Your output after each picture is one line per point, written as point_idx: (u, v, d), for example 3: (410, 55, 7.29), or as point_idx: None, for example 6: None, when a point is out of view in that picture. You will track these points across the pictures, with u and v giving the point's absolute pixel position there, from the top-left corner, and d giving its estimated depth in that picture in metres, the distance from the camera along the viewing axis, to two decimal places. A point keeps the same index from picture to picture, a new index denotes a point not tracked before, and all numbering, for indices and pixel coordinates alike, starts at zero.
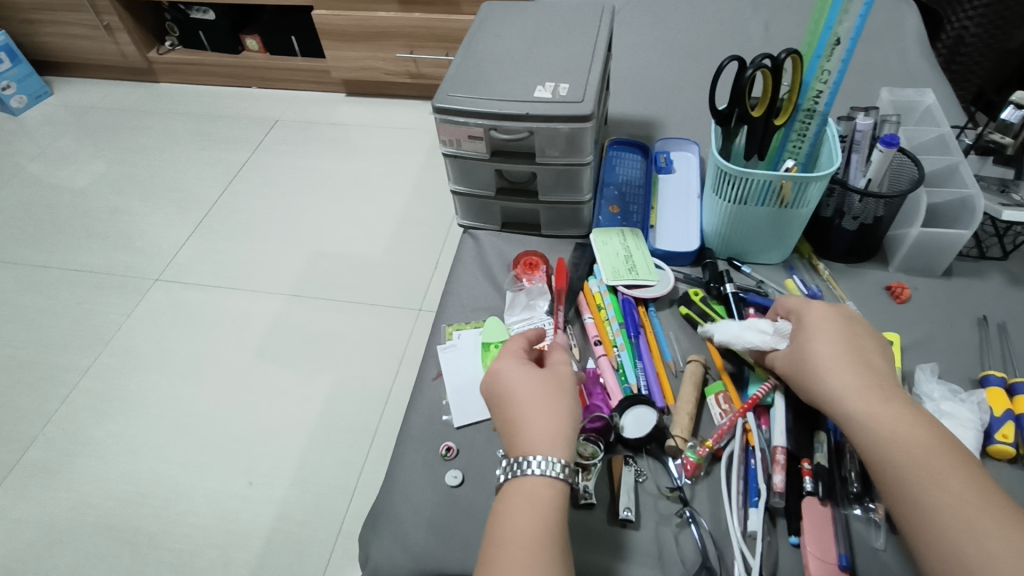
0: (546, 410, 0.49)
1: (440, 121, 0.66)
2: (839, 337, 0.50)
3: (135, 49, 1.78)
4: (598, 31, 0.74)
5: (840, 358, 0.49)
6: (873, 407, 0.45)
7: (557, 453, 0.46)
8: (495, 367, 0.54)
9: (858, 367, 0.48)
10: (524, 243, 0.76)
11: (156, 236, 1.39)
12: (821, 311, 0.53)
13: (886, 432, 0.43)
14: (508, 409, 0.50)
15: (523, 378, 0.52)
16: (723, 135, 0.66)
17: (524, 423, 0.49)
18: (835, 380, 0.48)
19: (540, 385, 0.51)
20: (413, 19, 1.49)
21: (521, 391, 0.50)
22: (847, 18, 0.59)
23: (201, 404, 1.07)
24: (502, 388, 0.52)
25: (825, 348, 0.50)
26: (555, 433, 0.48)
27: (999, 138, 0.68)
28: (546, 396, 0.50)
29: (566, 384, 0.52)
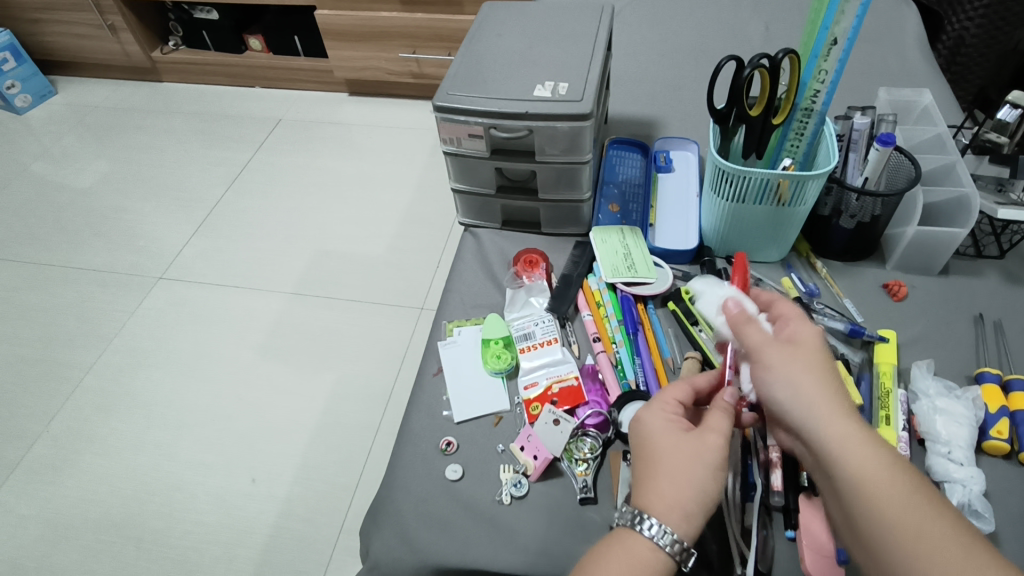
0: (686, 475, 0.43)
1: (440, 120, 0.67)
2: (821, 357, 0.42)
3: (138, 49, 1.79)
4: (598, 30, 0.75)
5: (823, 384, 0.40)
6: (861, 448, 0.37)
7: (672, 528, 0.41)
8: (654, 406, 0.48)
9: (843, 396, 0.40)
10: (524, 241, 0.77)
11: (159, 235, 1.40)
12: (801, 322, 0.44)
13: (878, 486, 0.35)
14: (643, 457, 0.45)
15: (666, 429, 0.45)
16: (721, 134, 0.67)
17: (648, 477, 0.44)
18: (818, 410, 0.39)
19: (680, 441, 0.44)
20: (415, 19, 1.49)
21: (663, 447, 0.44)
22: (843, 18, 0.59)
23: (204, 401, 1.08)
24: (642, 432, 0.46)
25: (805, 367, 0.41)
26: (678, 504, 0.42)
27: (995, 137, 0.68)
28: (684, 459, 0.43)
29: (715, 451, 0.43)
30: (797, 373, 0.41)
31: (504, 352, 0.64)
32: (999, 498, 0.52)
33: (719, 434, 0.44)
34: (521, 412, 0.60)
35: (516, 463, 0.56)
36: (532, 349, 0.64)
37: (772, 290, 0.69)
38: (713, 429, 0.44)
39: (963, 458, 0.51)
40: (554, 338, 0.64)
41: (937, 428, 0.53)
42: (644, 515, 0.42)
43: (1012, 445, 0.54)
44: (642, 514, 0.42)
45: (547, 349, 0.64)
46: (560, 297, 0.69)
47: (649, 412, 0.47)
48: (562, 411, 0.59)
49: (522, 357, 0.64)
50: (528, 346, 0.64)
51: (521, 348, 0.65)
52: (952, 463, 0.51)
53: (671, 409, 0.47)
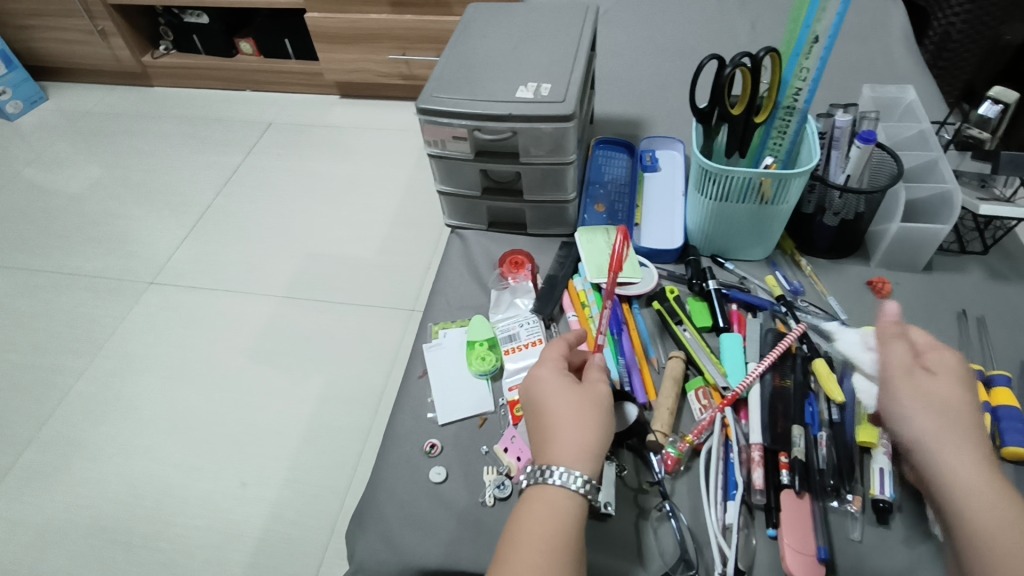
0: (582, 425, 0.47)
1: (424, 122, 0.67)
2: (950, 390, 0.46)
3: (129, 53, 1.79)
4: (582, 31, 0.75)
5: (943, 412, 0.44)
6: (973, 473, 0.41)
7: (583, 471, 0.44)
8: (537, 368, 0.52)
9: (963, 426, 0.44)
10: (510, 243, 0.77)
11: (151, 239, 1.40)
12: (946, 352, 0.48)
13: (979, 504, 0.40)
14: (541, 416, 0.49)
15: (560, 382, 0.50)
16: (704, 133, 0.67)
17: (553, 432, 0.47)
18: (934, 436, 0.44)
19: (575, 393, 0.49)
20: (405, 21, 1.50)
21: (553, 403, 0.48)
22: (825, 15, 0.59)
23: (195, 406, 1.08)
24: (537, 390, 0.50)
25: (936, 397, 0.45)
26: (581, 450, 0.45)
27: (978, 133, 0.69)
28: (582, 407, 0.48)
29: (603, 396, 0.49)
30: (928, 400, 0.45)
31: (489, 353, 0.64)
32: None
33: (602, 382, 0.51)
34: (506, 414, 0.60)
35: (500, 465, 0.57)
36: (517, 350, 0.64)
37: (757, 289, 0.69)
38: (597, 379, 0.51)
39: None
40: (539, 339, 0.64)
41: None
42: (553, 468, 0.44)
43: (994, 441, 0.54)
44: (551, 467, 0.44)
45: (532, 350, 0.64)
46: (544, 297, 0.69)
47: (533, 376, 0.51)
48: None
49: (508, 358, 0.64)
50: (512, 348, 0.64)
51: (507, 350, 0.64)
52: None
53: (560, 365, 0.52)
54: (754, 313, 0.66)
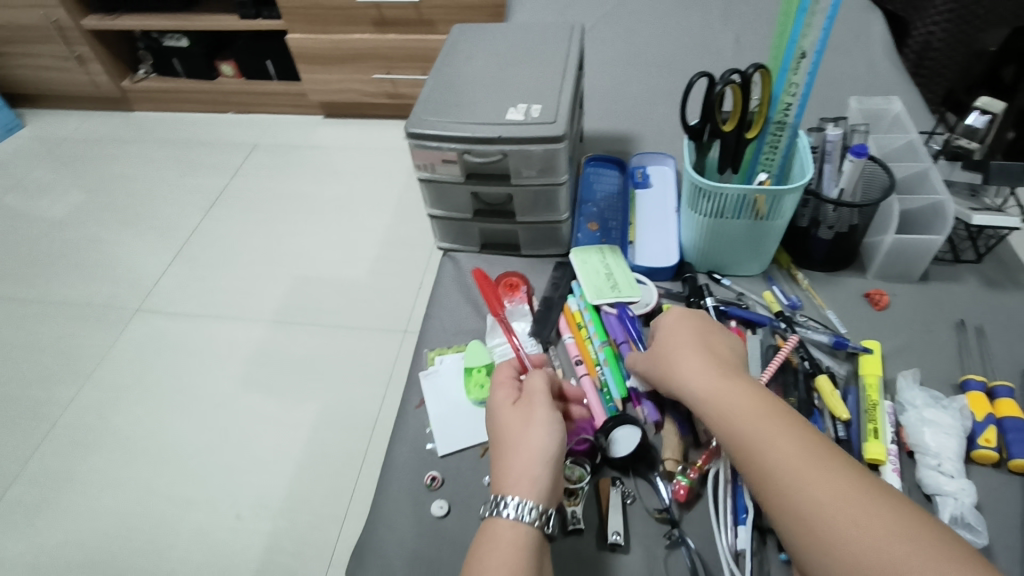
0: (529, 442, 0.46)
1: (413, 146, 0.66)
2: (686, 339, 0.53)
3: (108, 78, 1.77)
4: (569, 50, 0.75)
5: (688, 355, 0.51)
6: (718, 393, 0.47)
7: (525, 496, 0.43)
8: (494, 393, 0.52)
9: (703, 359, 0.51)
10: (504, 264, 0.76)
11: (135, 266, 1.37)
12: (672, 317, 0.56)
13: (738, 416, 0.45)
14: (494, 442, 0.49)
15: (502, 408, 0.50)
16: (696, 149, 0.66)
17: (501, 457, 0.47)
18: (687, 373, 0.50)
19: (512, 416, 0.49)
20: (389, 40, 1.50)
21: (504, 425, 0.48)
22: (811, 32, 0.60)
23: (185, 437, 1.05)
24: (490, 416, 0.50)
25: (673, 348, 0.53)
26: (527, 472, 0.45)
27: (966, 143, 0.70)
28: (520, 429, 0.47)
29: (542, 409, 0.48)
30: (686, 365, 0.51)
31: (488, 380, 0.62)
32: (989, 509, 0.51)
33: (541, 395, 0.50)
34: None
35: None
36: None
37: (754, 305, 0.68)
38: (537, 392, 0.50)
39: (953, 470, 0.51)
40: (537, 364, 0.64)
41: (926, 440, 0.53)
42: (499, 497, 0.44)
43: (1001, 453, 0.53)
44: (497, 497, 0.44)
45: None
46: (540, 320, 0.68)
47: (491, 402, 0.52)
48: None
49: None
50: None
51: None
52: (943, 476, 0.51)
53: (507, 387, 0.52)
54: (753, 330, 0.65)
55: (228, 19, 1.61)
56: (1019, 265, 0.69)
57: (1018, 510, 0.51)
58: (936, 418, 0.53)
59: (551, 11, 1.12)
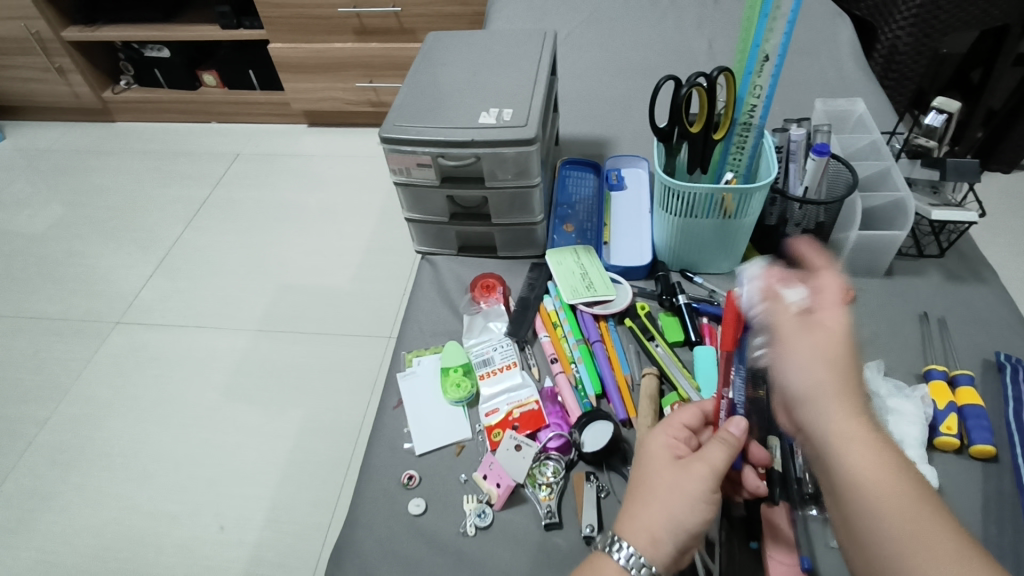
0: (669, 500, 0.42)
1: (388, 151, 0.66)
2: (835, 347, 0.38)
3: (89, 90, 1.77)
4: (541, 55, 0.76)
5: (828, 372, 0.37)
6: (850, 441, 0.35)
7: (641, 552, 0.41)
8: (661, 431, 0.48)
9: (850, 385, 0.37)
10: (481, 267, 0.77)
11: (117, 277, 1.37)
12: (833, 305, 0.40)
13: (868, 475, 0.34)
14: (638, 481, 0.45)
15: (661, 455, 0.45)
16: (666, 151, 0.68)
17: (635, 500, 0.44)
18: (818, 395, 0.37)
19: (667, 471, 0.44)
20: (370, 49, 1.54)
21: (655, 468, 0.45)
22: (773, 35, 0.62)
23: (168, 449, 1.05)
24: (644, 453, 0.47)
25: (810, 349, 0.38)
26: (651, 529, 0.42)
27: (925, 142, 0.71)
28: (665, 487, 0.43)
29: (699, 481, 0.42)
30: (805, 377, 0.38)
31: (464, 379, 0.63)
32: (952, 493, 0.52)
33: (709, 465, 0.43)
34: (483, 439, 0.59)
35: (480, 492, 0.56)
36: (492, 374, 0.64)
37: None
38: (703, 459, 0.43)
39: (915, 456, 0.52)
40: (513, 362, 0.64)
41: (890, 428, 0.54)
42: (615, 538, 0.42)
43: (962, 440, 0.55)
44: (613, 536, 0.42)
45: (506, 373, 0.64)
46: (517, 320, 0.69)
47: (655, 438, 0.47)
48: (523, 436, 0.58)
49: (483, 384, 0.63)
50: (488, 372, 0.64)
51: (481, 375, 0.64)
52: None
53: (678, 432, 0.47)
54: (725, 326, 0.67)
55: (208, 29, 1.62)
56: (979, 259, 0.71)
57: (978, 496, 0.52)
58: (901, 407, 0.55)
59: (527, 19, 1.15)
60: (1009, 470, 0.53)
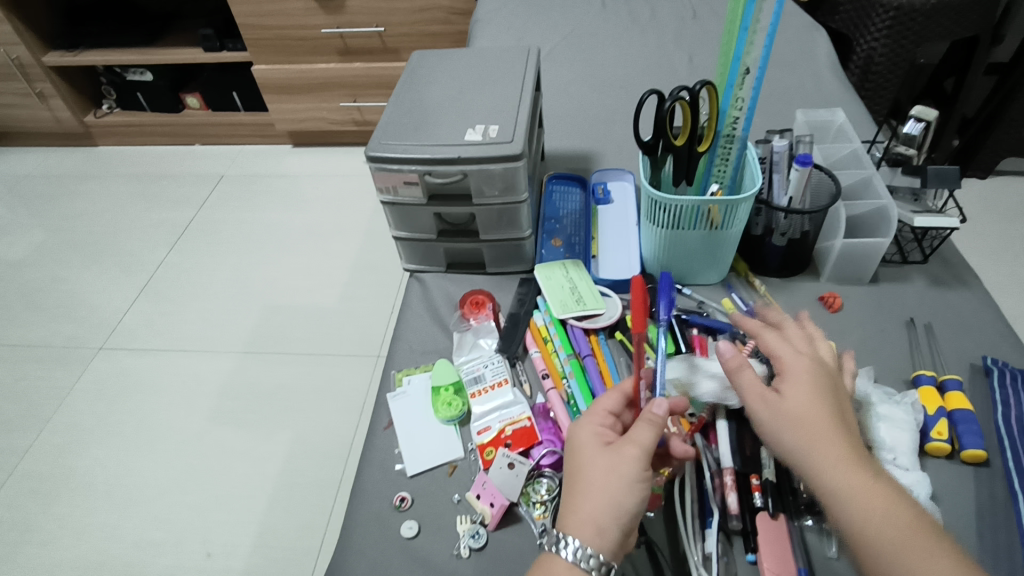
0: (608, 488, 0.44)
1: (374, 170, 0.66)
2: (807, 397, 0.43)
3: (70, 114, 1.75)
4: (525, 72, 0.77)
5: (807, 425, 0.42)
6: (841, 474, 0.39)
7: (588, 544, 0.42)
8: (585, 420, 0.49)
9: (829, 433, 0.41)
10: (469, 283, 0.76)
11: (100, 302, 1.35)
12: (795, 360, 0.46)
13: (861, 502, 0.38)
14: (571, 472, 0.46)
15: (590, 443, 0.47)
16: (652, 164, 0.68)
17: (573, 492, 0.45)
18: (807, 450, 0.41)
19: (600, 459, 0.45)
20: (354, 69, 1.55)
21: (586, 457, 0.46)
22: (753, 49, 0.63)
23: (153, 476, 1.02)
24: (572, 445, 0.48)
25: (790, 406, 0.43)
26: (596, 521, 0.43)
27: (905, 150, 0.71)
28: (600, 476, 0.44)
29: (631, 464, 0.44)
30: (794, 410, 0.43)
31: (455, 398, 0.63)
32: (946, 499, 0.53)
33: (637, 446, 0.44)
34: (476, 458, 0.59)
35: (474, 512, 0.55)
36: (483, 392, 0.63)
37: (715, 312, 0.69)
38: (632, 441, 0.45)
39: (907, 463, 0.52)
40: (505, 379, 0.64)
41: (882, 434, 0.54)
42: (561, 535, 0.43)
43: (953, 445, 0.55)
44: (559, 533, 0.43)
45: (498, 391, 0.63)
46: (507, 336, 0.68)
47: (580, 428, 0.48)
48: (516, 453, 0.57)
49: (474, 402, 0.62)
50: (479, 390, 0.63)
51: (472, 393, 0.63)
52: (898, 469, 0.52)
53: (601, 420, 0.48)
54: (714, 336, 0.66)
55: (191, 52, 1.62)
56: (962, 264, 0.72)
57: (974, 500, 0.52)
58: (891, 412, 0.55)
59: (509, 38, 1.16)
60: (1000, 474, 0.54)
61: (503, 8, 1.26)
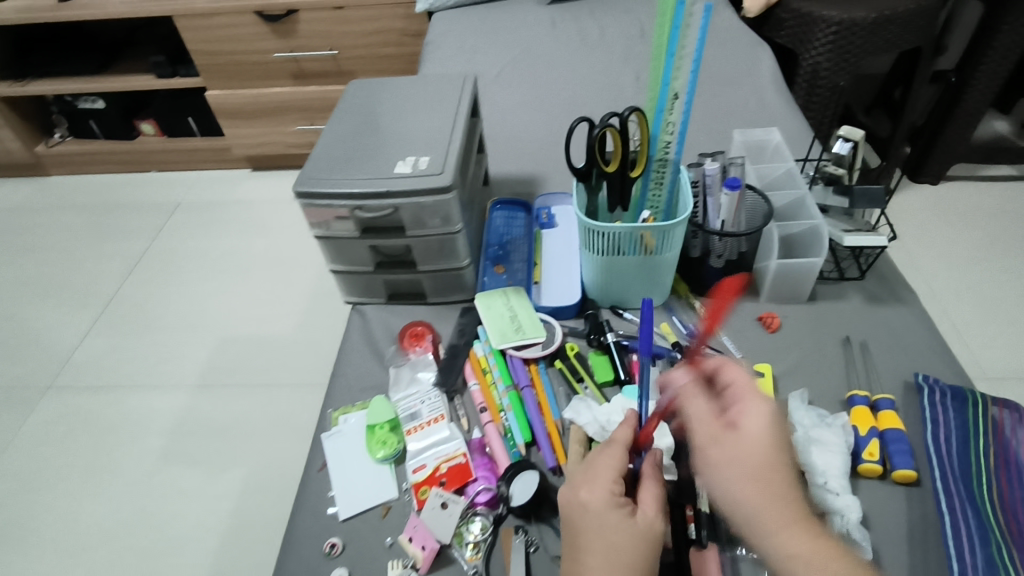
0: (639, 563, 0.43)
1: (304, 205, 0.65)
2: (761, 451, 0.42)
3: (20, 145, 1.72)
4: (460, 99, 0.76)
5: (762, 483, 0.41)
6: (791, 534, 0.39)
7: None
8: (591, 485, 0.46)
9: (783, 492, 0.41)
10: (410, 314, 0.75)
11: (49, 339, 1.31)
12: (754, 400, 0.44)
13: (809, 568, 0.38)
14: (591, 546, 0.44)
15: (610, 515, 0.45)
16: (587, 190, 0.68)
17: (605, 569, 0.43)
18: (759, 511, 0.41)
19: (633, 535, 0.44)
20: (308, 92, 1.54)
21: (610, 531, 0.44)
22: (681, 73, 0.63)
23: (101, 520, 0.99)
24: (587, 515, 0.45)
25: (744, 460, 0.42)
26: None
27: (834, 169, 0.73)
28: (632, 552, 0.43)
29: (654, 529, 0.45)
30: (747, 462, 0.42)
31: (389, 436, 0.61)
32: (878, 523, 0.52)
33: (654, 509, 0.46)
34: (410, 498, 0.57)
35: (405, 557, 0.53)
36: (419, 429, 0.61)
37: (655, 337, 0.69)
38: (649, 506, 0.46)
39: (839, 487, 0.52)
40: (441, 414, 0.62)
41: (814, 459, 0.54)
42: None
43: (885, 465, 0.55)
44: None
45: (434, 427, 0.61)
46: (446, 369, 0.67)
47: (590, 496, 0.46)
48: (450, 492, 0.56)
49: (409, 439, 0.61)
50: (415, 427, 0.62)
51: (408, 430, 0.62)
52: (832, 494, 0.52)
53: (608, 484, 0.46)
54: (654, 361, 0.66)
55: (142, 79, 1.59)
56: (898, 280, 0.73)
57: (906, 522, 0.52)
58: (823, 437, 0.55)
59: (456, 62, 1.16)
60: (931, 493, 0.54)
61: (453, 30, 1.26)
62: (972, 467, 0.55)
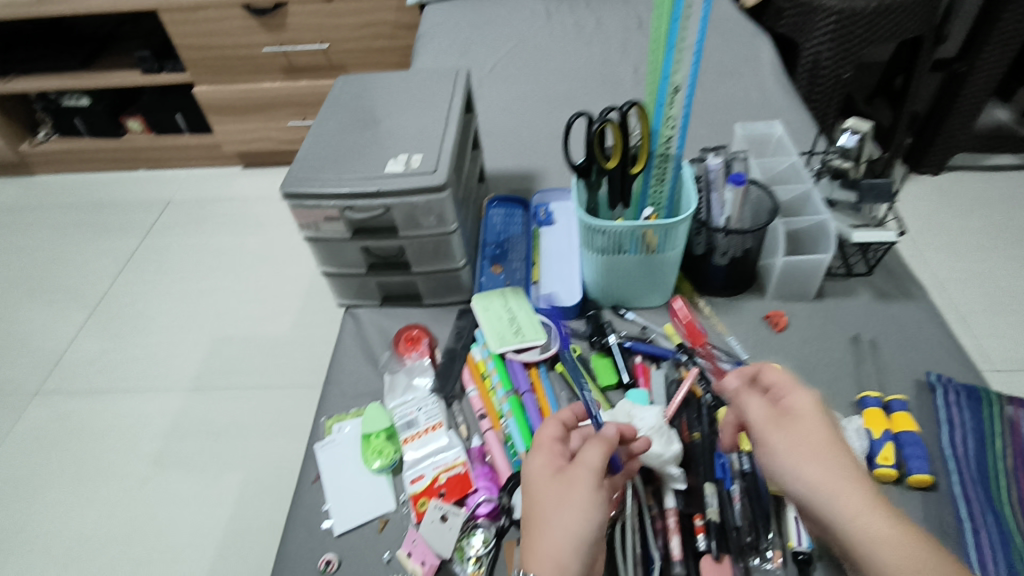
0: (564, 518, 0.43)
1: (292, 206, 0.62)
2: (826, 432, 0.41)
3: (4, 143, 1.68)
4: (455, 94, 0.74)
5: (828, 464, 0.39)
6: (861, 509, 0.36)
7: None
8: (536, 450, 0.48)
9: (845, 468, 0.39)
10: (405, 317, 0.73)
11: (38, 342, 1.28)
12: (796, 390, 0.44)
13: (882, 545, 0.35)
14: (527, 509, 0.45)
15: (541, 474, 0.46)
16: (586, 187, 0.65)
17: (535, 525, 0.43)
18: (835, 491, 0.38)
19: (552, 490, 0.44)
20: (300, 87, 1.51)
21: (538, 489, 0.45)
22: (681, 66, 0.59)
23: (94, 528, 0.97)
24: (525, 479, 0.46)
25: (814, 445, 0.40)
26: (555, 554, 0.41)
27: (841, 162, 0.70)
28: (558, 509, 0.43)
29: (583, 488, 0.44)
30: (800, 444, 0.40)
31: (386, 446, 0.59)
32: None
33: (586, 468, 0.44)
34: (408, 511, 0.55)
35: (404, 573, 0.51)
36: (416, 437, 0.59)
37: (658, 338, 0.67)
38: (582, 464, 0.45)
39: None
40: (439, 422, 0.60)
41: None
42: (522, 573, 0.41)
43: (901, 469, 0.53)
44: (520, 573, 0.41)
45: (432, 435, 0.59)
46: (443, 374, 0.65)
47: (532, 461, 0.47)
48: (449, 504, 0.54)
49: (406, 448, 0.59)
50: (412, 435, 0.59)
51: (405, 438, 0.59)
52: None
53: (551, 451, 0.47)
54: (658, 363, 0.64)
55: (129, 75, 1.56)
56: (907, 276, 0.71)
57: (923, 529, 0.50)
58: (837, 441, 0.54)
59: (451, 55, 1.13)
60: (948, 498, 0.52)
61: (446, 22, 1.24)
62: (990, 471, 0.53)
